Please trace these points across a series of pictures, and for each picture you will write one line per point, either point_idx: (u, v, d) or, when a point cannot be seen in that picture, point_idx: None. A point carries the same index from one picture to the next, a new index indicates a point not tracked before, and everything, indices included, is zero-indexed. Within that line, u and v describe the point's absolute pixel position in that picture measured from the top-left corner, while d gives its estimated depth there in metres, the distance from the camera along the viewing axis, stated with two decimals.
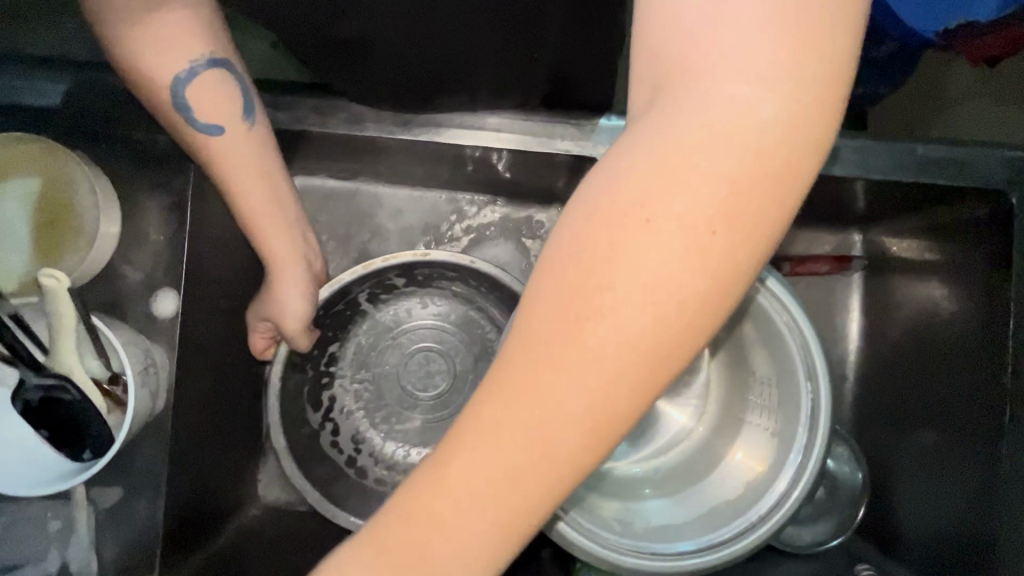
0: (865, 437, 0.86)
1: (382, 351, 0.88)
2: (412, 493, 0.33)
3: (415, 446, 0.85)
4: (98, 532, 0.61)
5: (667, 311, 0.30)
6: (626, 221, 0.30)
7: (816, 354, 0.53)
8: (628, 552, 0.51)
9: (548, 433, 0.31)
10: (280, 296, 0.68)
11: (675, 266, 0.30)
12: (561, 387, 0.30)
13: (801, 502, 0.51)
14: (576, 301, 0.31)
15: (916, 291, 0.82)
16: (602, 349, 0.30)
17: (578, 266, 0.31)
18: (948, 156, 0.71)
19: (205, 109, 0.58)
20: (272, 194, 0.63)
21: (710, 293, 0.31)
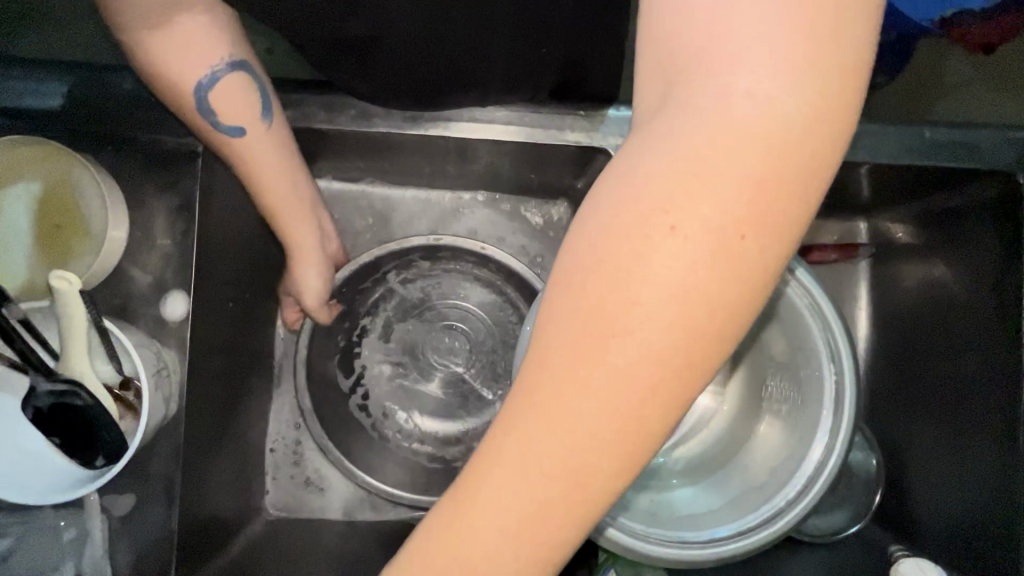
0: (878, 425, 0.85)
1: (409, 329, 0.88)
2: (443, 517, 0.32)
3: (436, 419, 0.86)
4: (112, 541, 0.60)
5: (697, 320, 0.29)
6: (648, 231, 0.29)
7: (839, 336, 0.53)
8: (658, 541, 0.51)
9: (580, 455, 0.30)
10: (302, 277, 0.71)
11: (703, 274, 0.29)
12: (588, 407, 0.29)
13: (829, 485, 0.51)
14: (598, 317, 0.29)
15: (922, 273, 0.81)
16: (630, 363, 0.29)
17: (599, 281, 0.30)
18: (955, 139, 0.71)
19: (228, 113, 0.58)
20: (293, 188, 0.64)
21: (740, 297, 0.30)
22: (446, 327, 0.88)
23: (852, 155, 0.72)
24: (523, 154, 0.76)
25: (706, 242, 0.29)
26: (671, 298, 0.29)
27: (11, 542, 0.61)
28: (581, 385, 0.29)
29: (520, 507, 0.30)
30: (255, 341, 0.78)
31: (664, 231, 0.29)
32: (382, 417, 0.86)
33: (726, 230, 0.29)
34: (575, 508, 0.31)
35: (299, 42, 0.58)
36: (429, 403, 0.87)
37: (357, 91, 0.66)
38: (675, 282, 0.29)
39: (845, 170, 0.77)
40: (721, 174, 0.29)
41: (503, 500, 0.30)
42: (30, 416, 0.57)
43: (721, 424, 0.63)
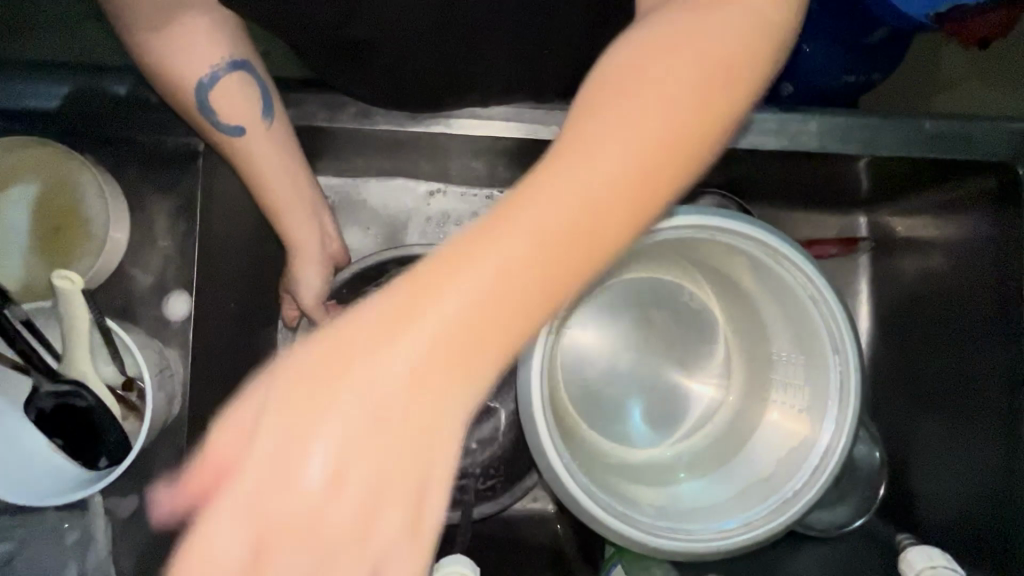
0: (882, 419, 0.85)
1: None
2: (337, 337, 0.30)
3: None
4: (117, 540, 0.61)
5: (620, 179, 0.31)
6: (615, 99, 0.32)
7: (843, 327, 0.53)
8: (666, 534, 0.51)
9: (493, 285, 0.29)
10: (301, 276, 0.70)
11: (641, 138, 0.31)
12: (518, 233, 0.30)
13: (836, 476, 0.52)
14: (557, 154, 0.31)
15: (921, 265, 0.82)
16: (567, 198, 0.30)
17: (569, 130, 0.32)
18: (956, 131, 0.71)
19: (229, 112, 0.57)
20: (296, 188, 0.64)
21: (656, 177, 0.32)
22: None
23: (856, 148, 0.71)
24: (522, 151, 0.76)
25: (641, 134, 0.31)
26: (600, 179, 0.30)
27: (13, 545, 0.60)
28: (516, 243, 0.29)
29: (420, 368, 0.29)
30: (256, 342, 0.78)
31: (610, 117, 0.31)
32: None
33: (658, 128, 0.31)
34: (457, 359, 0.30)
35: (301, 45, 0.58)
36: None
37: (363, 95, 0.66)
38: (609, 165, 0.31)
39: (844, 163, 0.76)
40: (667, 77, 0.32)
41: (407, 317, 0.29)
42: (32, 418, 0.57)
43: (726, 418, 0.63)
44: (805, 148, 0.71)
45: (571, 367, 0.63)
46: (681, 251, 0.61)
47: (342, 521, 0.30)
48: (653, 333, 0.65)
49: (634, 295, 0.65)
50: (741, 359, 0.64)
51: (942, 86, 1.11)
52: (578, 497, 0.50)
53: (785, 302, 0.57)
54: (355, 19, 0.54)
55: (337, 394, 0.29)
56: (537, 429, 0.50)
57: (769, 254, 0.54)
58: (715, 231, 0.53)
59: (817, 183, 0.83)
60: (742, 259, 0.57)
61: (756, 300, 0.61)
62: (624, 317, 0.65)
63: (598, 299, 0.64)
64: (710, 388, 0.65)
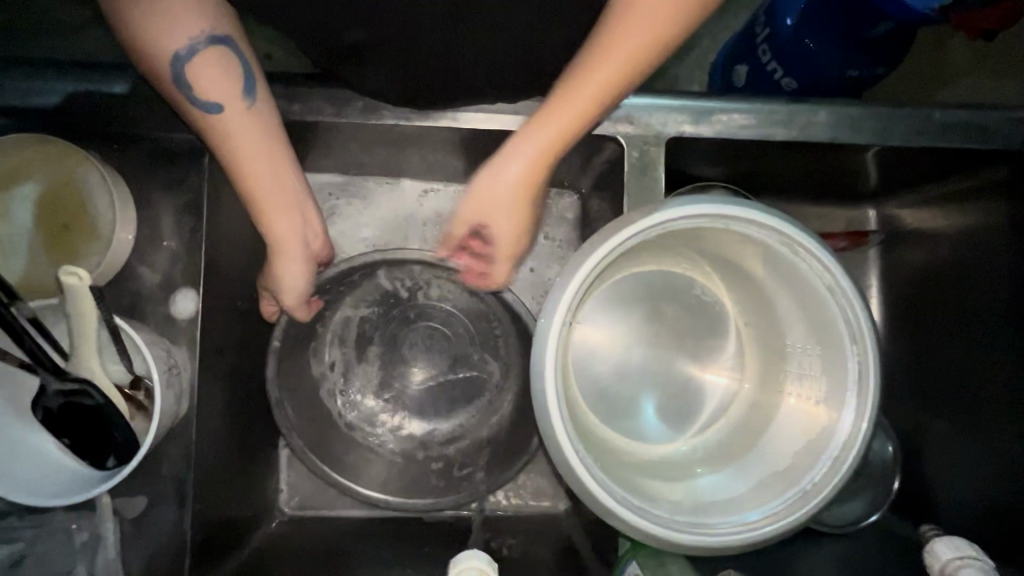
0: (895, 413, 0.82)
1: (393, 327, 0.82)
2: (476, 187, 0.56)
3: (405, 422, 0.80)
4: (123, 542, 0.60)
5: (613, 85, 0.50)
6: (604, 36, 0.49)
7: (862, 318, 0.52)
8: (684, 528, 0.50)
9: (547, 145, 0.53)
10: (280, 271, 0.62)
11: (624, 55, 0.48)
12: (558, 125, 0.52)
13: (856, 468, 0.51)
14: (569, 82, 0.51)
15: (929, 256, 0.80)
16: (579, 98, 0.51)
17: (581, 62, 0.51)
18: (967, 120, 0.70)
19: (204, 86, 0.54)
20: (273, 173, 0.58)
21: (636, 72, 0.50)
22: (427, 327, 0.82)
23: (866, 139, 0.70)
24: None
25: (629, 36, 0.48)
26: (597, 90, 0.50)
27: (23, 546, 0.60)
28: (568, 105, 0.51)
29: (520, 145, 0.54)
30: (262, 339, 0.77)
31: (609, 33, 0.48)
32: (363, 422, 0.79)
33: (640, 30, 0.47)
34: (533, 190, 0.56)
35: (308, 46, 0.61)
36: (411, 408, 0.81)
37: (369, 91, 0.66)
38: (609, 62, 0.49)
39: (853, 155, 0.76)
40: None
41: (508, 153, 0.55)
42: (40, 417, 0.57)
43: (741, 410, 0.63)
44: (814, 139, 0.70)
45: (582, 360, 0.62)
46: (691, 241, 0.60)
47: (504, 239, 0.59)
48: (665, 326, 0.64)
49: (644, 287, 0.64)
50: (755, 349, 0.63)
51: (949, 80, 1.09)
52: (595, 491, 0.49)
53: (801, 292, 0.57)
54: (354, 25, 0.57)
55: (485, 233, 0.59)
56: (552, 423, 0.49)
57: (785, 242, 0.53)
58: (730, 220, 0.53)
59: (824, 176, 0.82)
60: (756, 248, 0.57)
61: (770, 291, 0.60)
62: (635, 309, 0.64)
63: (609, 292, 0.63)
64: (724, 378, 0.64)
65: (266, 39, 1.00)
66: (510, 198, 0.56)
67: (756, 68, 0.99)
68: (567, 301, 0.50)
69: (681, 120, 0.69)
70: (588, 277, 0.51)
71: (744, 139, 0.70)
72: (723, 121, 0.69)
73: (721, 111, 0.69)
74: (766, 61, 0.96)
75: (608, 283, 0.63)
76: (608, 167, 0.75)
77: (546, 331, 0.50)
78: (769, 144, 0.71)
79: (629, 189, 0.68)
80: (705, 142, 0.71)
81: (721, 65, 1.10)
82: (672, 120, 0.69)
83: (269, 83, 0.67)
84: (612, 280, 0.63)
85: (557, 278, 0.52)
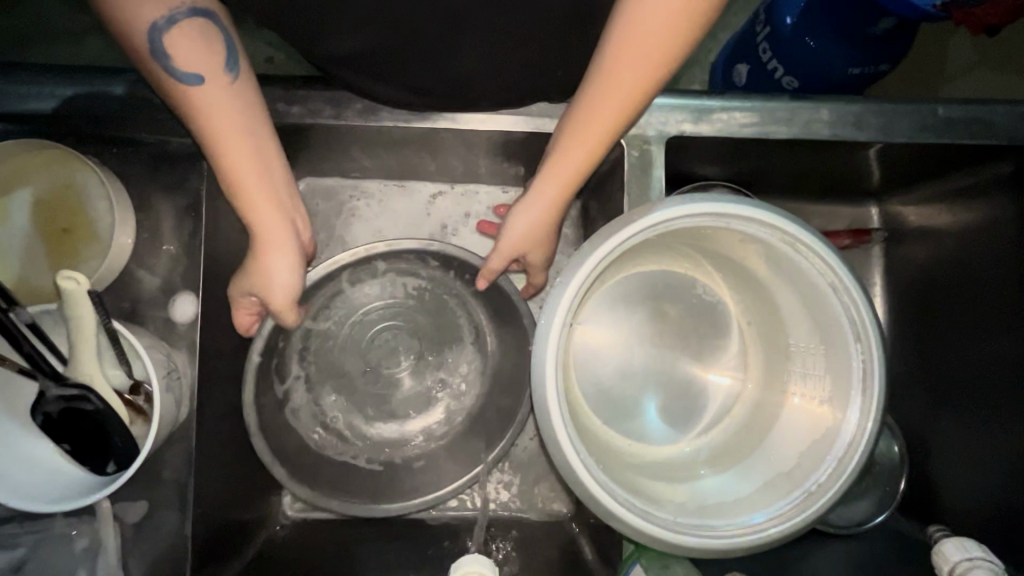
0: (901, 413, 0.81)
1: (361, 332, 0.82)
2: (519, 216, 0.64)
3: (381, 422, 0.80)
4: (126, 548, 0.60)
5: (625, 109, 0.56)
6: (611, 68, 0.54)
7: (866, 316, 0.51)
8: (689, 531, 0.49)
9: (574, 171, 0.60)
10: (265, 262, 0.60)
11: (631, 84, 0.54)
12: (582, 153, 0.58)
13: (863, 466, 0.50)
14: (585, 112, 0.57)
15: (934, 254, 0.80)
16: (597, 127, 0.57)
17: (593, 92, 0.56)
18: (970, 116, 0.69)
19: (183, 56, 0.51)
20: (255, 153, 0.56)
21: (643, 96, 0.55)
22: (391, 326, 0.82)
23: (868, 136, 0.70)
24: (528, 143, 0.75)
25: (624, 75, 0.54)
26: (614, 118, 0.56)
27: (24, 552, 0.59)
28: (580, 141, 0.58)
29: (550, 174, 0.60)
30: None
31: (606, 73, 0.54)
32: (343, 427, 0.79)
33: (632, 68, 0.53)
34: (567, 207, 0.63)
35: (308, 50, 0.61)
36: (391, 411, 0.80)
37: (374, 94, 0.66)
38: (609, 98, 0.55)
39: (854, 153, 0.75)
40: (640, 33, 0.51)
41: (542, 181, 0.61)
42: (39, 422, 0.57)
43: (745, 411, 0.62)
44: (816, 136, 0.69)
45: (583, 362, 0.61)
46: (692, 239, 0.60)
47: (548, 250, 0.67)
48: (667, 326, 0.64)
49: (644, 287, 0.64)
50: (759, 348, 0.63)
51: (952, 76, 1.09)
52: (597, 494, 0.48)
53: (804, 291, 0.56)
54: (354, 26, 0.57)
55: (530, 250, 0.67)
56: (553, 425, 0.49)
57: (787, 240, 0.53)
58: (731, 218, 0.52)
59: (825, 175, 0.81)
60: (757, 246, 0.56)
61: (772, 290, 0.60)
62: (637, 310, 0.63)
63: (609, 292, 0.63)
64: (727, 378, 0.64)
65: (266, 42, 1.00)
66: (548, 219, 0.63)
67: (757, 67, 0.99)
68: (567, 301, 0.50)
69: (682, 119, 0.69)
70: (588, 277, 0.51)
71: (745, 138, 0.70)
72: (724, 120, 0.69)
73: (721, 109, 0.69)
74: (766, 60, 0.96)
75: (608, 284, 0.62)
76: (609, 167, 0.74)
77: (547, 333, 0.50)
78: (771, 142, 0.71)
79: (630, 188, 0.68)
80: (706, 141, 0.71)
81: (722, 64, 1.10)
82: (673, 119, 0.69)
83: (268, 86, 0.67)
84: (612, 280, 0.62)
85: (558, 278, 0.51)
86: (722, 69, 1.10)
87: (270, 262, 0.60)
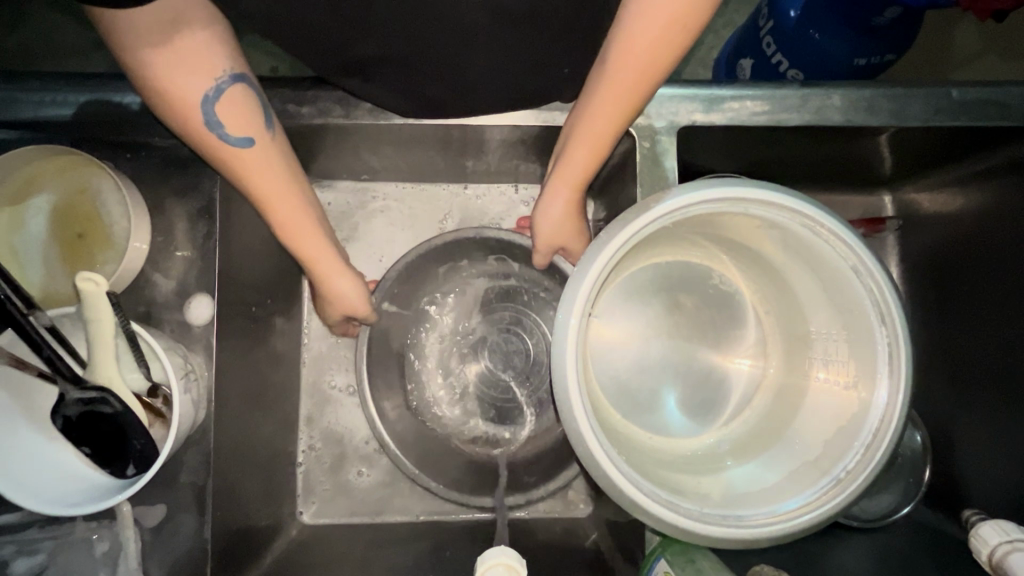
0: (924, 402, 0.79)
1: (464, 338, 0.84)
2: (539, 217, 0.67)
3: (496, 425, 0.81)
4: (145, 552, 0.59)
5: (621, 117, 0.59)
6: (604, 83, 0.57)
7: (891, 298, 0.51)
8: (715, 521, 0.48)
9: (581, 174, 0.63)
10: (333, 285, 0.66)
11: (624, 96, 0.57)
12: (586, 157, 0.62)
13: (892, 451, 0.50)
14: (586, 122, 0.60)
15: (948, 237, 0.78)
16: (596, 134, 0.60)
17: (591, 103, 0.58)
18: (983, 97, 0.69)
19: (235, 123, 0.55)
20: (298, 196, 0.60)
21: (634, 104, 0.58)
22: (500, 333, 0.84)
23: (884, 120, 0.69)
24: (538, 138, 0.74)
25: (621, 82, 0.56)
26: (611, 125, 0.59)
27: (44, 557, 0.60)
28: (587, 144, 0.61)
29: (560, 179, 0.64)
30: (277, 344, 0.77)
31: (606, 79, 0.56)
32: (458, 425, 0.81)
33: (629, 76, 0.55)
34: (579, 204, 0.67)
35: (315, 61, 0.61)
36: (504, 409, 0.82)
37: (391, 106, 0.66)
38: (609, 104, 0.57)
39: (866, 139, 0.75)
40: (635, 43, 0.53)
41: (555, 185, 0.65)
42: (59, 425, 0.57)
43: (765, 399, 0.61)
44: (829, 122, 0.69)
45: (601, 357, 0.60)
46: (706, 228, 0.59)
47: (571, 244, 0.71)
48: (683, 317, 0.63)
49: (660, 278, 0.63)
50: (777, 338, 0.62)
51: (959, 64, 1.08)
52: (622, 485, 0.48)
53: (823, 272, 0.55)
54: (365, 34, 0.57)
55: (553, 246, 0.70)
56: (575, 417, 0.48)
57: (807, 223, 0.52)
58: (748, 203, 0.52)
59: (837, 164, 0.81)
60: (775, 230, 0.56)
61: (788, 275, 0.59)
62: (653, 302, 0.63)
63: (625, 285, 0.62)
64: (746, 364, 0.63)
65: (271, 53, 1.01)
66: (563, 218, 0.67)
67: (761, 61, 0.99)
68: (585, 292, 0.49)
69: (693, 109, 0.69)
70: (605, 266, 0.50)
71: (757, 126, 0.69)
72: (734, 108, 0.68)
73: (732, 98, 0.68)
74: (770, 54, 0.96)
75: (625, 275, 0.62)
76: (619, 160, 0.74)
77: (566, 325, 0.49)
78: (783, 130, 0.70)
79: (642, 180, 0.68)
80: (716, 130, 0.70)
81: (726, 59, 1.09)
82: (684, 109, 0.68)
83: (279, 87, 0.67)
84: (627, 271, 0.61)
85: (576, 267, 0.51)
86: (726, 64, 1.10)
87: (336, 281, 0.66)
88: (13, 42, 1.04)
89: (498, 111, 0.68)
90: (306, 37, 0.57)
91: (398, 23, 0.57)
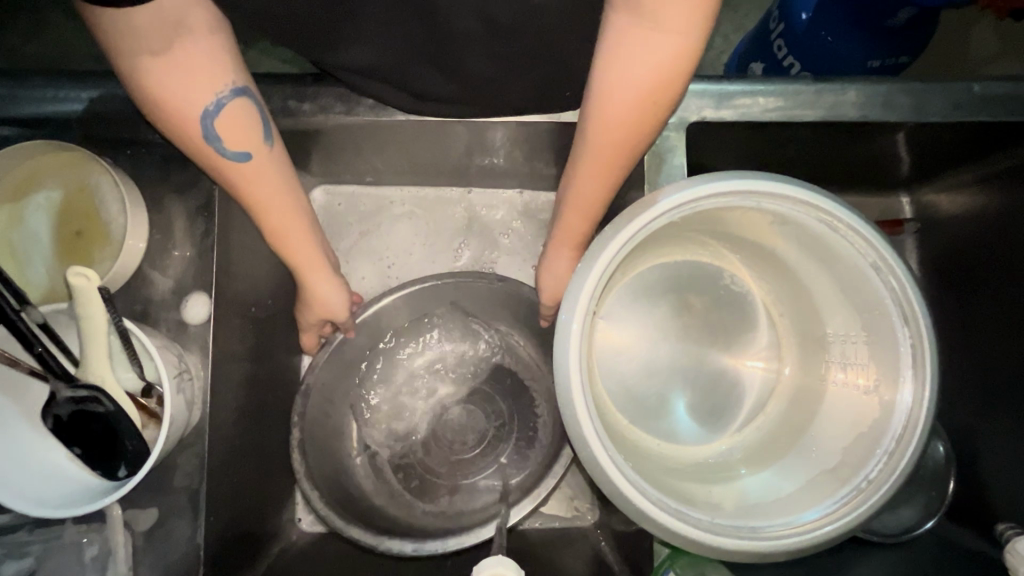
0: (948, 412, 0.75)
1: (418, 395, 0.80)
2: (545, 277, 0.67)
3: (419, 493, 0.76)
4: (135, 558, 0.58)
5: (613, 176, 0.58)
6: (592, 149, 0.56)
7: (914, 294, 0.48)
8: (729, 533, 0.46)
9: (579, 234, 0.63)
10: (316, 285, 0.65)
11: (614, 160, 0.56)
12: (580, 217, 0.61)
13: (918, 460, 0.47)
14: (579, 185, 0.59)
15: (966, 239, 0.76)
16: (588, 196, 0.59)
17: (583, 169, 0.58)
18: (1006, 92, 0.66)
19: (233, 138, 0.54)
20: (293, 205, 0.60)
21: (624, 163, 0.57)
22: (461, 404, 0.80)
23: (901, 116, 0.66)
24: (542, 137, 0.73)
25: (609, 142, 0.55)
26: (603, 186, 0.59)
27: (33, 561, 0.59)
28: (581, 200, 0.60)
29: (558, 240, 0.64)
30: (279, 347, 0.76)
31: (591, 143, 0.56)
32: (430, 474, 0.77)
33: (616, 136, 0.54)
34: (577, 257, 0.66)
35: (313, 54, 0.60)
36: (462, 463, 0.77)
37: (392, 101, 0.65)
38: (598, 166, 0.57)
39: (882, 137, 0.72)
40: (615, 109, 0.53)
41: (557, 249, 0.65)
42: (50, 426, 0.56)
43: (781, 403, 0.59)
44: (844, 118, 0.67)
45: (607, 362, 0.58)
46: (714, 224, 0.57)
47: None
48: (693, 318, 0.61)
49: (669, 278, 0.60)
50: (792, 340, 0.60)
51: (975, 66, 1.05)
52: (625, 491, 0.45)
53: (839, 269, 0.53)
54: (363, 33, 0.57)
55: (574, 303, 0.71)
56: (579, 421, 0.46)
57: (823, 218, 0.50)
58: (760, 196, 0.49)
59: (853, 166, 0.79)
60: (788, 228, 0.53)
61: (801, 276, 0.57)
62: (661, 302, 0.60)
63: (633, 284, 0.60)
64: (761, 367, 0.60)
65: (279, 59, 1.01)
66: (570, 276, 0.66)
67: (772, 64, 0.97)
68: (588, 291, 0.47)
69: (702, 105, 0.67)
70: (607, 267, 0.48)
71: (768, 123, 0.67)
72: (745, 104, 0.66)
73: (742, 95, 0.67)
74: (782, 56, 0.94)
75: (631, 276, 0.59)
76: None
77: (567, 324, 0.47)
78: (797, 128, 0.68)
79: (650, 175, 0.66)
80: (726, 128, 0.68)
81: (737, 62, 1.08)
82: (694, 104, 0.66)
83: (280, 83, 0.66)
84: (635, 270, 0.59)
85: (579, 265, 0.49)
86: (737, 67, 1.08)
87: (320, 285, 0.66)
88: (28, 49, 1.05)
89: (504, 112, 0.67)
90: (299, 28, 0.56)
91: (395, 19, 0.56)
